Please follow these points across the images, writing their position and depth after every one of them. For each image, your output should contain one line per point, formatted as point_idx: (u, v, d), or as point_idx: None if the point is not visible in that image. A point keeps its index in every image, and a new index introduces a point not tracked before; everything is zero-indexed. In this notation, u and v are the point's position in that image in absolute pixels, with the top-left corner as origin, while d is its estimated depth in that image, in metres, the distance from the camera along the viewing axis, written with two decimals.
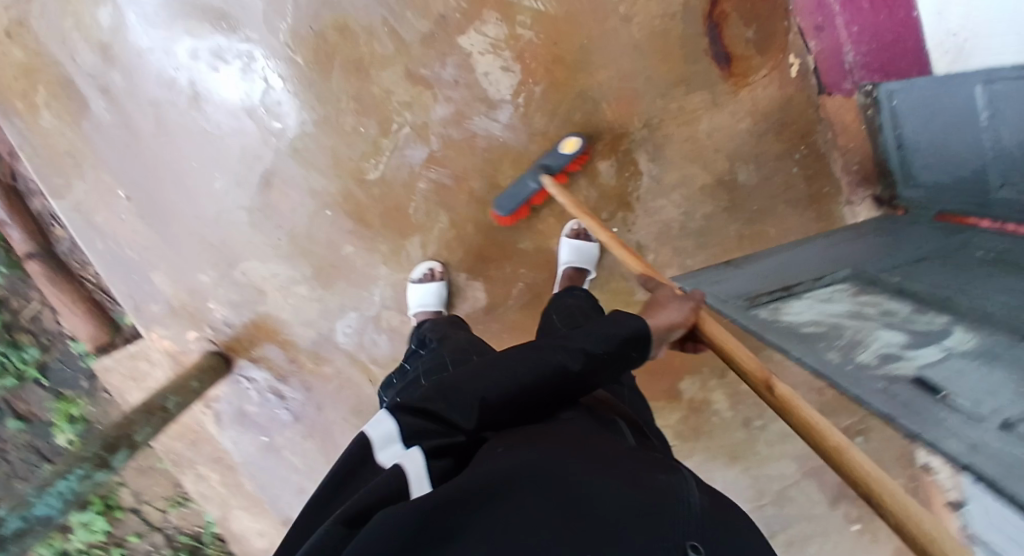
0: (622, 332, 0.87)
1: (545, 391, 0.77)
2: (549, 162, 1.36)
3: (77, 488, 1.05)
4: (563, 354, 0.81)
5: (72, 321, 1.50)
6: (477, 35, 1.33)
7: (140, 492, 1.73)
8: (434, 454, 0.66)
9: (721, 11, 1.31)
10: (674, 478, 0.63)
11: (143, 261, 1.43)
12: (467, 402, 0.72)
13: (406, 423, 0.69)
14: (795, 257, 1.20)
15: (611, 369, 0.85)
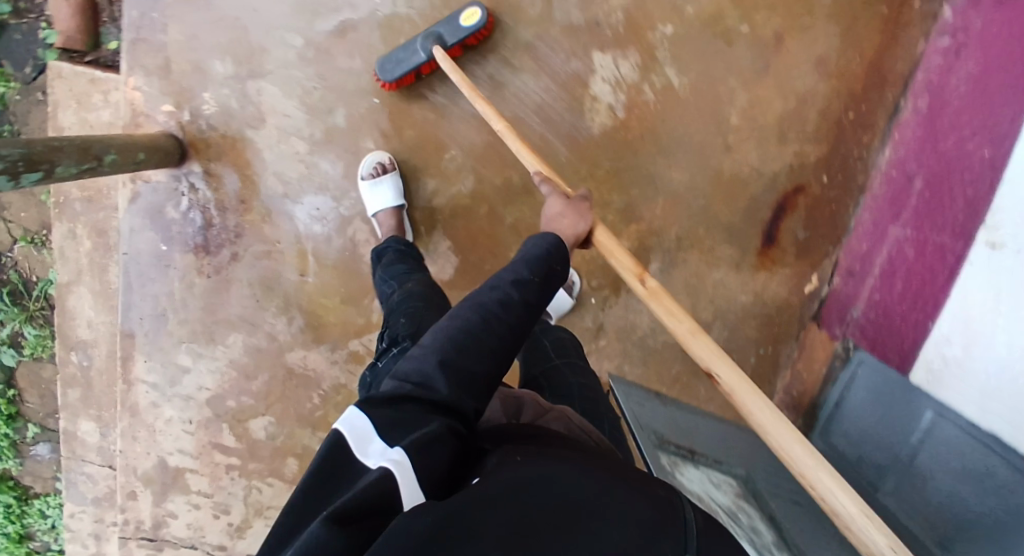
0: (543, 250, 0.84)
1: (492, 325, 0.73)
2: (445, 31, 1.22)
3: None
4: (494, 288, 0.77)
5: (60, 8, 1.45)
6: (611, 62, 1.30)
7: (6, 207, 1.62)
8: (432, 443, 0.60)
9: (794, 202, 1.38)
10: (670, 493, 0.62)
11: (171, 7, 1.24)
12: (429, 372, 0.68)
13: (377, 414, 0.62)
14: (706, 428, 1.28)
15: (547, 288, 0.81)
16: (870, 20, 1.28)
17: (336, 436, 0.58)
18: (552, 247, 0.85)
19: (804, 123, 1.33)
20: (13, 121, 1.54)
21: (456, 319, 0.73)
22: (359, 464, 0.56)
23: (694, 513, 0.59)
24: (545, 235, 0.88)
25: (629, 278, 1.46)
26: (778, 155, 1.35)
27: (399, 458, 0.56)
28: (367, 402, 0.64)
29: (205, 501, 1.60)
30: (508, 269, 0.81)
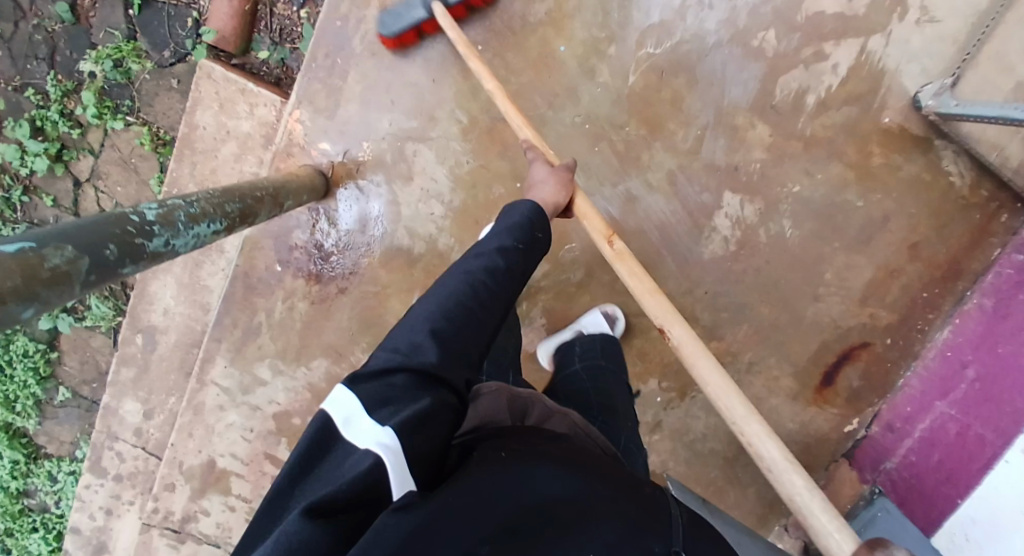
0: (525, 218, 0.91)
1: (481, 296, 0.77)
2: None
3: (204, 242, 0.82)
4: (483, 258, 0.82)
5: (221, 6, 1.44)
6: (738, 203, 1.40)
7: (100, 174, 1.58)
8: (426, 424, 0.58)
9: (855, 354, 1.52)
10: (656, 492, 0.73)
11: (357, 61, 1.30)
12: (419, 341, 0.68)
13: (365, 389, 0.60)
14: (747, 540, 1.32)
15: (529, 256, 0.89)
16: (967, 222, 1.41)
17: (322, 420, 0.57)
18: (535, 216, 0.93)
19: (884, 291, 1.47)
20: (135, 98, 1.52)
21: (444, 288, 0.76)
22: (347, 446, 0.55)
23: (674, 518, 0.69)
24: (527, 201, 0.94)
25: (696, 386, 1.56)
26: (854, 312, 1.49)
27: (393, 437, 0.54)
28: (358, 376, 0.62)
29: (242, 504, 1.54)
30: (496, 239, 0.87)
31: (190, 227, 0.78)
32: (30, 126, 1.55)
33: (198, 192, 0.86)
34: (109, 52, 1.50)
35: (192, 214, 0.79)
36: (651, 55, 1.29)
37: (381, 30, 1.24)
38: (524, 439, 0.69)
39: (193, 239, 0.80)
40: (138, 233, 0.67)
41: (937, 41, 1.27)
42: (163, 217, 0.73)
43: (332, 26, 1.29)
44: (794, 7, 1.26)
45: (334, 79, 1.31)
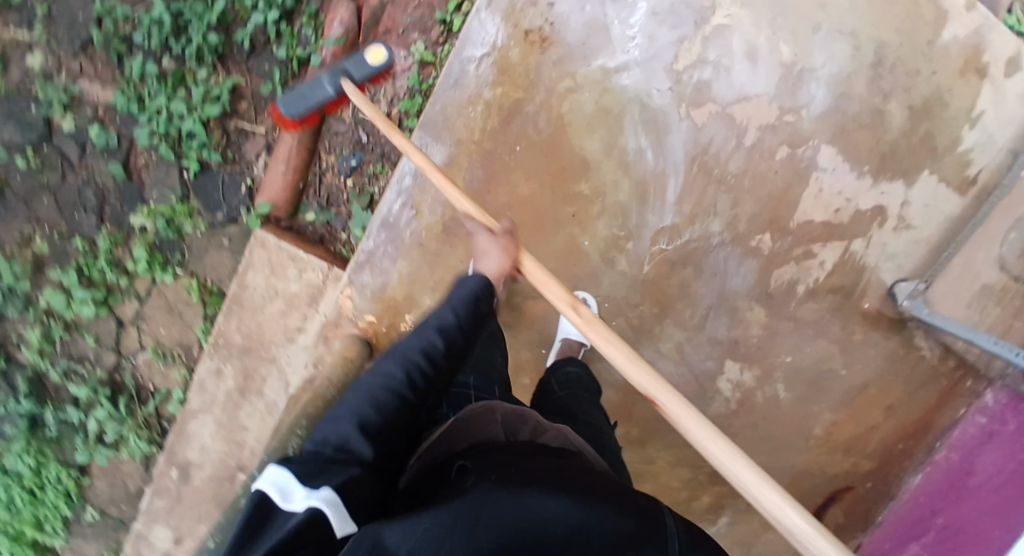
0: (469, 293, 0.96)
1: (414, 376, 0.84)
2: (352, 70, 1.35)
3: None
4: (418, 341, 0.89)
5: (273, 176, 1.57)
6: (737, 370, 1.56)
7: (146, 317, 1.68)
8: (354, 484, 0.66)
9: (841, 496, 1.67)
10: (651, 504, 0.69)
11: (406, 246, 1.44)
12: (348, 435, 0.74)
13: (296, 466, 0.66)
14: None
15: (470, 336, 0.94)
16: (933, 390, 1.60)
17: (259, 494, 0.61)
18: (479, 292, 0.97)
19: (863, 446, 1.63)
20: (185, 252, 1.63)
21: (382, 381, 0.83)
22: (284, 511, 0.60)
23: (673, 525, 0.66)
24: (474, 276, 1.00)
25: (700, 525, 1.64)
26: (840, 462, 1.64)
27: (326, 494, 0.61)
28: (291, 458, 0.69)
29: None
30: (437, 318, 0.92)
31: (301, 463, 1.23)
32: (76, 274, 1.64)
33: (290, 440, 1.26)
34: (164, 211, 1.60)
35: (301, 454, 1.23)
36: (664, 249, 1.47)
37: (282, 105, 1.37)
38: (505, 465, 0.69)
39: None
40: None
41: (912, 245, 1.45)
42: None
43: (387, 221, 1.44)
44: (788, 214, 1.45)
45: (383, 266, 1.45)
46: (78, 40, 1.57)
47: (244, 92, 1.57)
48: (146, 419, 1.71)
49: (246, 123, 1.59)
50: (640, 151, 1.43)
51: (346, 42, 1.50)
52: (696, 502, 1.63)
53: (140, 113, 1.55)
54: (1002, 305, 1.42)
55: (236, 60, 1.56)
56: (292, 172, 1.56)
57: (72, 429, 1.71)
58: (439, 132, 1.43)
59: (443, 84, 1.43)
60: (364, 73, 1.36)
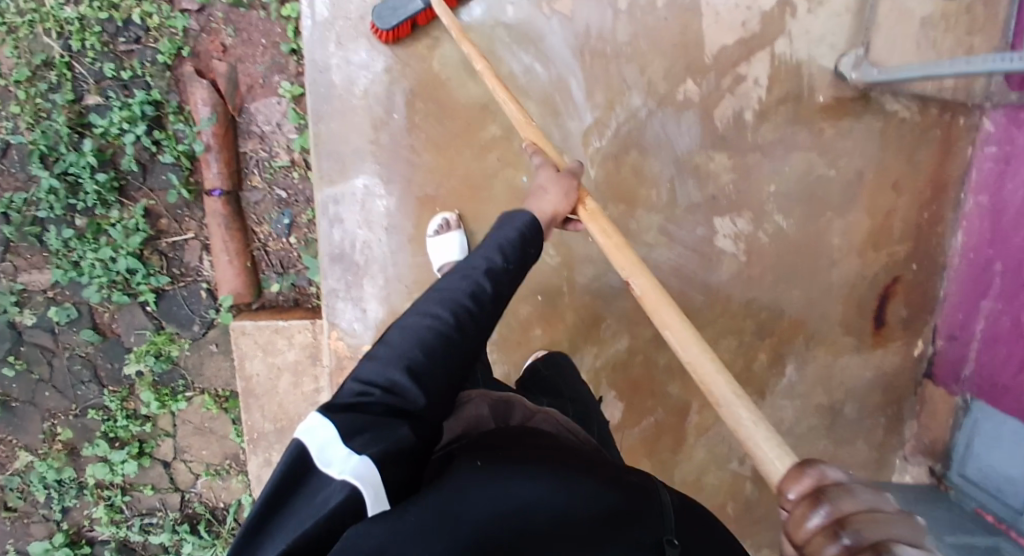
0: (518, 234, 0.87)
1: (463, 320, 0.73)
2: None
3: None
4: (471, 279, 0.77)
5: (223, 270, 1.57)
6: (730, 222, 1.51)
7: (184, 449, 1.72)
8: (396, 456, 0.60)
9: (893, 289, 1.66)
10: (645, 482, 0.77)
11: (366, 268, 1.41)
12: (393, 377, 0.66)
13: (343, 419, 0.61)
14: None
15: (520, 279, 0.83)
16: (930, 146, 1.55)
17: (298, 447, 0.57)
18: (529, 231, 0.88)
19: (890, 231, 1.60)
20: (185, 374, 1.65)
21: (431, 320, 0.71)
22: (322, 474, 0.57)
23: (667, 504, 0.74)
24: (523, 215, 0.91)
25: (772, 382, 1.69)
26: (872, 260, 1.62)
27: (364, 469, 0.57)
28: (331, 408, 0.62)
29: None
30: (485, 252, 0.82)
31: None
32: (107, 441, 1.69)
33: None
34: (146, 348, 1.62)
35: None
36: (598, 146, 1.42)
37: (379, 24, 1.27)
38: (497, 451, 0.70)
39: None
40: None
41: (834, 18, 1.39)
42: None
43: (331, 235, 1.40)
44: (699, 52, 1.39)
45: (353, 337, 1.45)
46: None
47: (158, 209, 1.58)
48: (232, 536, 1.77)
49: (172, 235, 1.59)
50: (528, 68, 1.38)
51: (219, 116, 1.50)
52: (756, 362, 1.67)
53: (80, 276, 1.57)
54: (949, 30, 1.37)
55: (136, 186, 1.57)
56: (236, 257, 1.56)
57: None
58: (334, 139, 1.37)
59: (313, 102, 1.36)
60: None
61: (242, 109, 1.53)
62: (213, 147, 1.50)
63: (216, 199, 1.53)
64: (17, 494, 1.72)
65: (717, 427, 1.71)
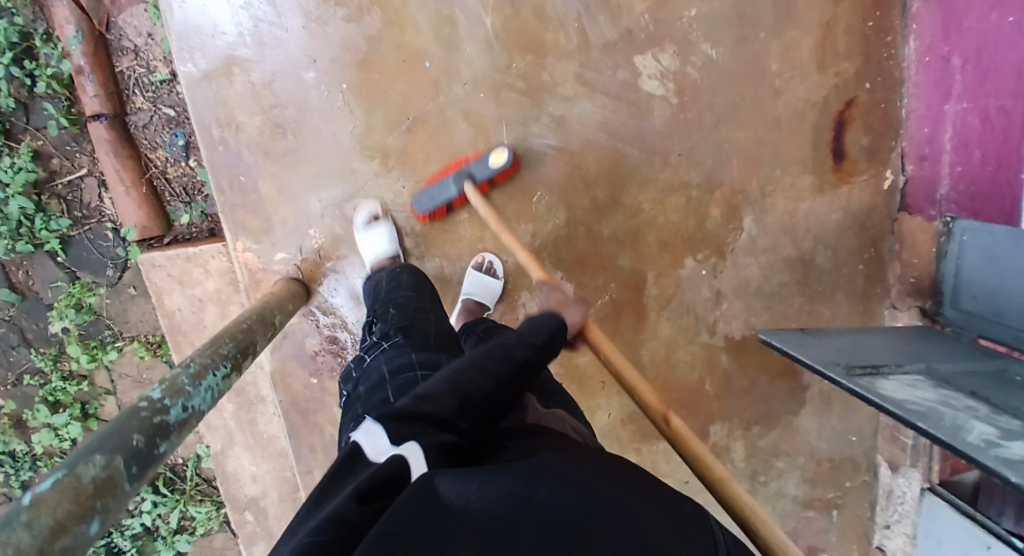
0: (551, 315, 1.04)
1: (512, 356, 0.87)
2: (476, 170, 1.34)
3: (220, 386, 0.86)
4: (513, 339, 0.93)
5: (122, 203, 1.45)
6: (653, 60, 1.39)
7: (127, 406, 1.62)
8: (446, 448, 0.67)
9: (848, 115, 1.53)
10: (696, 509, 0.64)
11: (259, 166, 1.33)
12: (441, 389, 0.76)
13: (396, 421, 0.69)
14: (868, 343, 1.44)
15: (554, 343, 0.97)
16: None
17: (353, 448, 0.66)
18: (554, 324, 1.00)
19: (834, 47, 1.47)
20: (112, 324, 1.55)
21: (477, 358, 0.85)
22: (370, 461, 0.63)
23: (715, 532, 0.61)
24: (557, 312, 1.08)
25: (729, 240, 1.57)
26: (821, 82, 1.49)
27: (410, 447, 0.64)
28: (385, 416, 0.71)
29: None
30: (525, 327, 0.98)
31: (198, 382, 0.81)
32: (47, 405, 1.58)
33: (200, 346, 0.92)
34: (64, 301, 1.52)
35: (197, 369, 0.83)
36: None
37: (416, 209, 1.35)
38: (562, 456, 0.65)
39: (209, 389, 0.83)
40: (154, 413, 0.71)
41: None
42: (170, 388, 0.76)
43: (210, 127, 1.32)
44: None
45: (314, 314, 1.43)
46: None
47: (47, 149, 1.46)
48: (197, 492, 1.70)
49: (65, 174, 1.47)
50: None
51: (86, 34, 1.37)
52: (709, 220, 1.54)
53: None
54: None
55: (22, 127, 1.44)
56: (133, 185, 1.45)
57: (147, 538, 1.74)
58: (201, 38, 1.28)
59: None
60: (484, 173, 1.34)
61: (110, 23, 1.41)
62: (83, 66, 1.38)
63: (99, 124, 1.42)
64: None
65: (682, 298, 1.60)
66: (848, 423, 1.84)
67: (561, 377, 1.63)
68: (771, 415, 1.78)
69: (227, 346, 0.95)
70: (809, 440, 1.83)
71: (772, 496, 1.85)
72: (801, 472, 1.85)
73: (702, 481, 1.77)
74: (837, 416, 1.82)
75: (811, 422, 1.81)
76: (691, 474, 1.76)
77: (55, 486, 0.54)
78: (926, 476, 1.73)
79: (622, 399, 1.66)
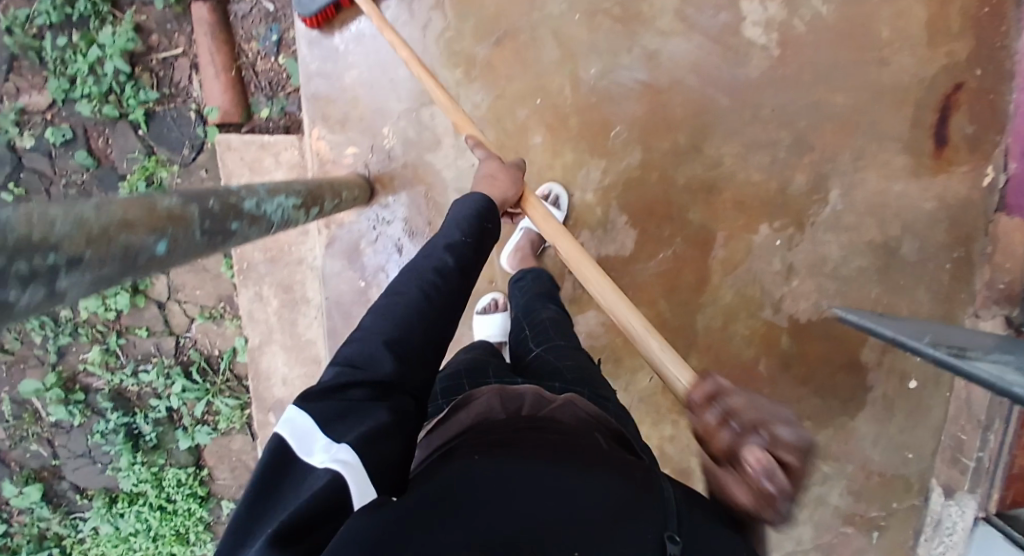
0: (472, 214, 0.95)
1: (433, 296, 0.80)
2: None
3: (289, 213, 0.84)
4: (434, 259, 0.85)
5: (210, 85, 1.49)
6: (759, 6, 1.40)
7: (178, 287, 1.68)
8: (382, 435, 0.61)
9: (955, 100, 1.44)
10: (650, 475, 0.72)
11: (349, 55, 1.35)
12: (374, 353, 0.70)
13: (318, 408, 0.61)
14: (956, 333, 1.34)
15: (481, 252, 0.92)
16: None
17: (277, 442, 0.58)
18: (484, 209, 0.97)
19: (946, 23, 1.41)
20: None
21: (399, 298, 0.78)
22: (304, 463, 0.57)
23: (666, 491, 0.69)
24: (474, 197, 0.99)
25: (811, 212, 1.49)
26: (928, 59, 1.42)
27: (345, 454, 0.57)
28: (307, 396, 0.63)
29: None
30: (445, 236, 0.90)
31: (271, 196, 0.80)
32: None
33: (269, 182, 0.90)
34: (137, 175, 1.56)
35: (269, 187, 0.81)
36: None
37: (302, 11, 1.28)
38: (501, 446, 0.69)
39: (279, 210, 0.81)
40: (228, 196, 0.68)
41: None
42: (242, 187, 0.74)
43: None
44: None
45: (373, 214, 1.42)
46: (3, 63, 1.53)
47: (148, 25, 1.52)
48: (227, 388, 1.72)
49: (161, 51, 1.53)
50: None
51: None
52: (793, 185, 1.48)
53: (74, 91, 1.51)
54: None
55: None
56: (223, 69, 1.48)
57: (166, 426, 1.77)
58: None
59: None
60: None
61: None
62: None
63: (203, 7, 1.46)
64: (15, 337, 1.75)
65: (750, 266, 1.52)
66: (908, 437, 1.66)
67: (607, 327, 1.57)
68: (829, 413, 1.65)
69: (297, 186, 0.92)
70: (862, 454, 1.68)
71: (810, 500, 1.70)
72: (846, 482, 1.70)
73: None
74: (897, 426, 1.66)
75: (867, 428, 1.66)
76: None
77: (129, 195, 0.52)
78: (982, 505, 1.58)
79: None
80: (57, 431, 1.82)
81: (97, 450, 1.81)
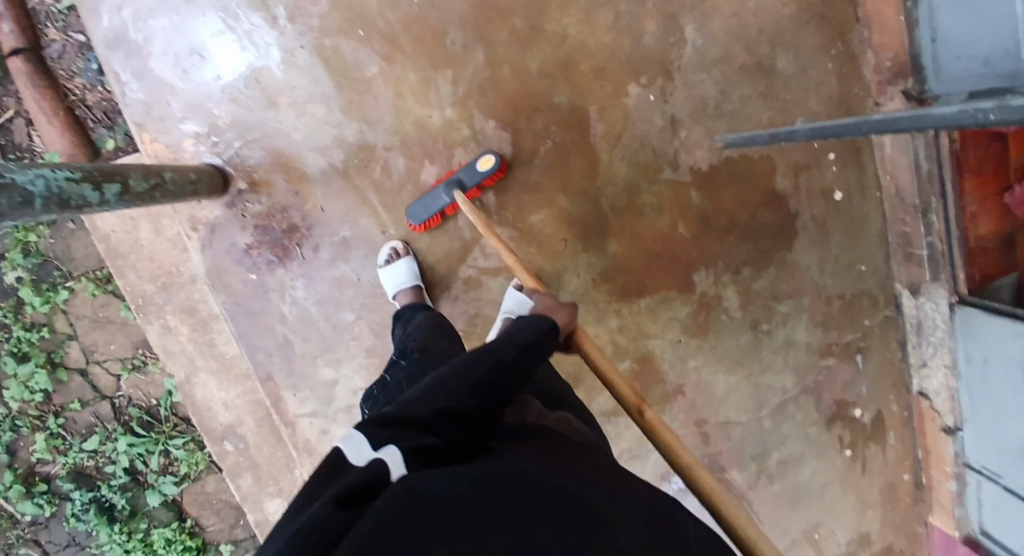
0: (542, 325, 0.92)
1: (492, 373, 0.75)
2: None
3: (66, 186, 0.81)
4: (496, 349, 0.81)
5: (45, 132, 1.45)
6: None
7: (93, 347, 1.65)
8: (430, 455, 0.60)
9: None
10: (674, 508, 0.69)
11: (154, 47, 1.33)
12: (430, 399, 0.67)
13: (373, 430, 0.61)
14: None
15: (542, 356, 0.86)
16: None
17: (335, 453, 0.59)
18: (547, 326, 0.92)
19: None
20: (60, 265, 1.61)
21: (456, 371, 0.74)
22: (350, 462, 0.57)
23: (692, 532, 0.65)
24: (546, 319, 0.95)
25: (674, 56, 1.46)
26: None
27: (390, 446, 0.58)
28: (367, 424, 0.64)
29: None
30: (513, 335, 0.86)
31: (29, 168, 0.76)
32: (12, 357, 1.62)
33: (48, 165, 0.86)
34: (12, 248, 1.58)
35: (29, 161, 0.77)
36: None
37: None
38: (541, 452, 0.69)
39: (46, 182, 0.78)
40: None
41: None
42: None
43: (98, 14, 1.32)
44: None
45: (229, 200, 1.40)
46: None
47: None
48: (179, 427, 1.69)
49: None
50: None
51: None
52: (646, 36, 1.45)
53: None
54: None
55: None
56: (55, 114, 1.44)
57: (136, 489, 1.72)
58: None
59: None
60: None
61: None
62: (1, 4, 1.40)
63: (15, 60, 1.43)
64: None
65: (634, 131, 1.48)
66: (854, 249, 1.60)
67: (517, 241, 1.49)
68: (766, 254, 1.58)
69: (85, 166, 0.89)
70: (818, 284, 1.61)
71: (783, 348, 1.61)
72: (808, 315, 1.61)
73: (696, 339, 1.59)
74: (839, 245, 1.59)
75: (810, 257, 1.59)
76: (680, 333, 1.58)
77: None
78: (952, 289, 1.48)
79: (589, 257, 1.52)
80: (39, 528, 1.76)
81: (81, 535, 1.77)
